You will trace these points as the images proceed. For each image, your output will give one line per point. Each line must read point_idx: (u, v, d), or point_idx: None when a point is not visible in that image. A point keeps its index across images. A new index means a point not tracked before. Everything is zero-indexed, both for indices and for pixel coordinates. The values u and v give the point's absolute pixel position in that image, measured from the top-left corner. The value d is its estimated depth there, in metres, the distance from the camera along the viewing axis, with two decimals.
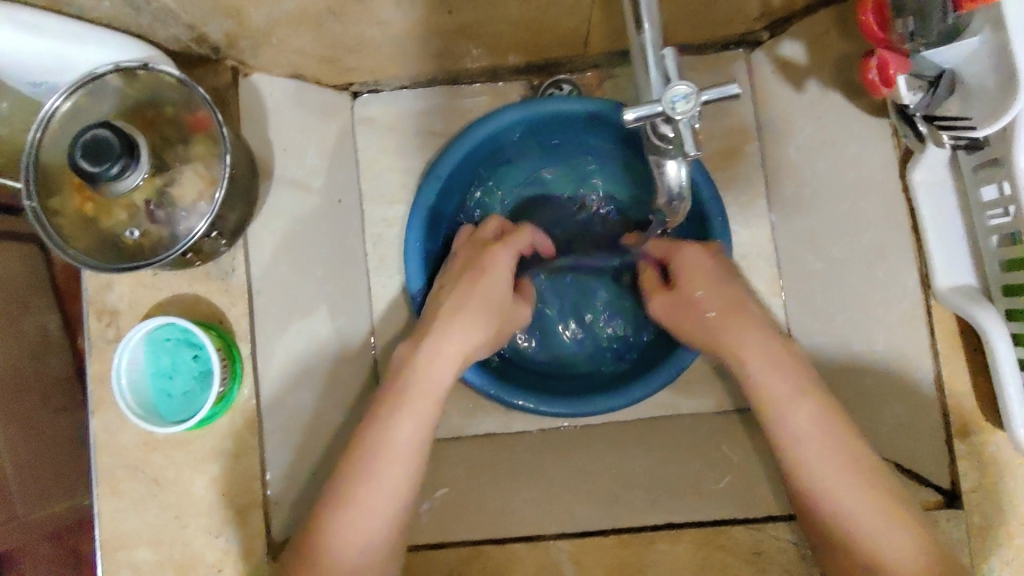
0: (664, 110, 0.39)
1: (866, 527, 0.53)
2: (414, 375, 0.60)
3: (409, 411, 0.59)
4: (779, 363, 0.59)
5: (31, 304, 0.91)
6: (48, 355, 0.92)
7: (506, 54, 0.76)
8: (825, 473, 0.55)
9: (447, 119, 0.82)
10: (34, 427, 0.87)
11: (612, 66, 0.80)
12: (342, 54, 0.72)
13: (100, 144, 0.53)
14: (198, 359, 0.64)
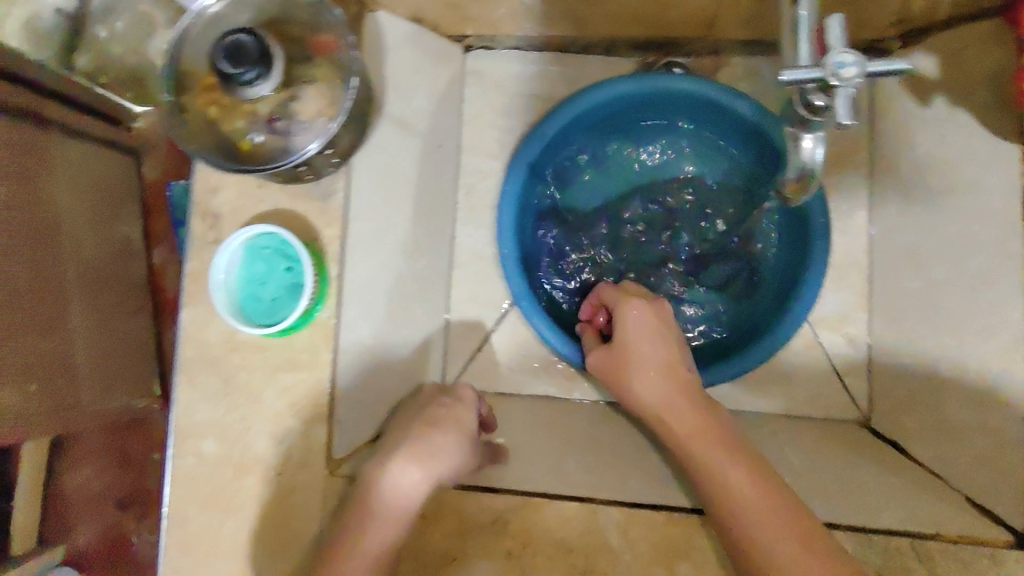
0: (827, 73, 0.39)
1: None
2: (388, 472, 0.62)
3: (390, 502, 0.61)
4: (717, 447, 0.58)
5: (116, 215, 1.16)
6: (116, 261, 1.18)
7: (631, 26, 0.75)
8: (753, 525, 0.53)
9: (556, 85, 0.82)
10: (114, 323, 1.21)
11: (732, 53, 0.79)
12: (468, 1, 0.72)
13: (239, 47, 0.55)
14: (291, 271, 0.66)
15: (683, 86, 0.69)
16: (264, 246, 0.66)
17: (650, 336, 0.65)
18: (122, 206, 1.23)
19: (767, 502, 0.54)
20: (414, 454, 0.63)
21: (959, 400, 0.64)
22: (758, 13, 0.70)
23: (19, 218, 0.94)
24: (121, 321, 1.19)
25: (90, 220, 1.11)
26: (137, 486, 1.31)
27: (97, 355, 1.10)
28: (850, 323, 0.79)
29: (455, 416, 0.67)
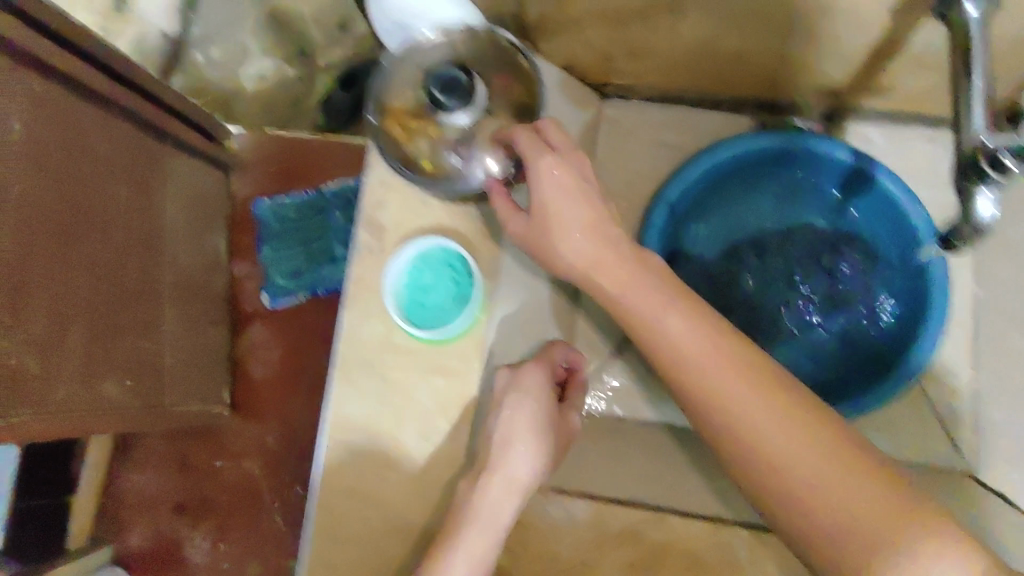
0: None
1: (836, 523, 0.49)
2: (485, 485, 0.65)
3: (489, 506, 0.64)
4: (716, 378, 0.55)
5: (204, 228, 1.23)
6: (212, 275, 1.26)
7: (764, 88, 0.82)
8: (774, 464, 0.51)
9: (683, 134, 0.90)
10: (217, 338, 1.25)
11: (845, 120, 0.87)
12: (620, 56, 0.79)
13: (450, 80, 0.63)
14: (457, 283, 0.72)
15: (812, 146, 0.75)
16: (436, 256, 0.72)
17: (566, 192, 0.61)
18: (213, 220, 1.28)
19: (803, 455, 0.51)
20: (509, 467, 0.65)
21: None
22: (888, 83, 0.77)
23: (132, 219, 1.01)
24: (208, 327, 1.23)
25: (186, 227, 1.17)
26: (193, 494, 1.28)
27: (185, 358, 1.15)
28: (956, 375, 0.83)
29: (531, 424, 0.67)
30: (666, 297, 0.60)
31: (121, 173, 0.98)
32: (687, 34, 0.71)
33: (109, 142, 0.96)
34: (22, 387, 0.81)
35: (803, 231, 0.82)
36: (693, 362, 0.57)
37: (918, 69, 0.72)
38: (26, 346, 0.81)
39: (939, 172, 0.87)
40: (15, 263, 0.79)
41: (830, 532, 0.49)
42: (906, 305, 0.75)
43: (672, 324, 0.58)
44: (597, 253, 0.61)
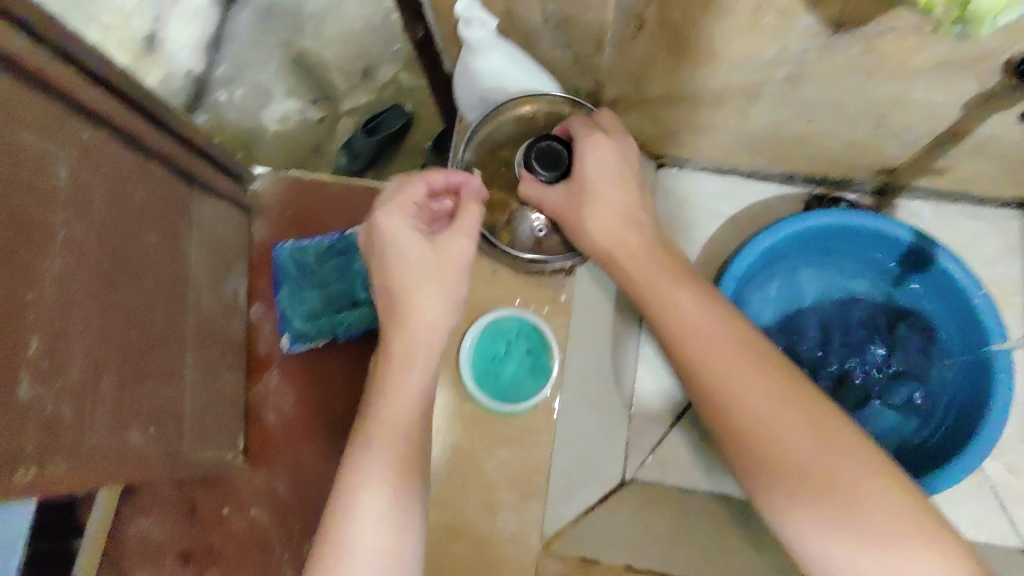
0: None
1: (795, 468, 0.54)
2: (393, 360, 0.60)
3: (398, 382, 0.59)
4: (716, 333, 0.59)
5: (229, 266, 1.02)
6: (230, 317, 1.01)
7: (819, 164, 0.85)
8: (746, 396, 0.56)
9: (736, 205, 0.92)
10: (212, 384, 0.93)
11: (893, 195, 0.89)
12: (687, 132, 0.81)
13: (550, 151, 0.67)
14: (531, 354, 0.73)
15: (880, 226, 0.77)
16: (509, 326, 0.73)
17: (608, 173, 0.65)
18: (230, 259, 1.02)
19: (765, 398, 0.56)
20: (409, 323, 0.60)
21: None
22: (944, 165, 0.80)
23: (159, 266, 0.82)
24: (233, 369, 0.99)
25: (210, 268, 0.95)
26: (201, 544, 0.95)
27: (205, 407, 0.91)
28: (1011, 451, 0.82)
29: (416, 272, 0.60)
30: (680, 283, 0.62)
31: (154, 219, 0.81)
32: (757, 114, 0.74)
33: (145, 185, 0.79)
34: (57, 437, 0.64)
35: (860, 306, 0.84)
36: (693, 329, 0.60)
37: (975, 155, 0.76)
38: (63, 392, 0.64)
39: (992, 252, 0.88)
40: (53, 307, 0.63)
41: (776, 462, 0.54)
42: (967, 386, 0.77)
43: (690, 311, 0.61)
44: (620, 228, 0.64)
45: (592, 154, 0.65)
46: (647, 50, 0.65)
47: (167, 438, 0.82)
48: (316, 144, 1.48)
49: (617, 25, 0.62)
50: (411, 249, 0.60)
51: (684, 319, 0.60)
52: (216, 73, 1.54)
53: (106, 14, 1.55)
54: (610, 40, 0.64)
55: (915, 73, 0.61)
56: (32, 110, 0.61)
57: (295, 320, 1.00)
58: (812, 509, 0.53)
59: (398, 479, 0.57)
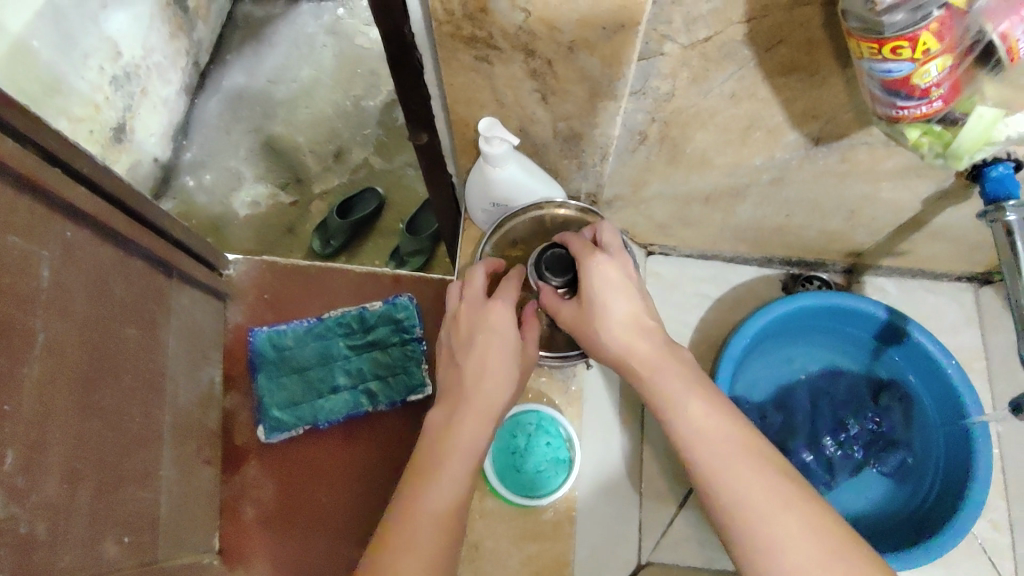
0: None
1: (729, 480, 0.54)
2: (460, 422, 0.64)
3: (453, 445, 0.63)
4: (664, 357, 0.62)
5: (207, 356, 1.02)
6: (208, 409, 1.00)
7: (791, 249, 0.93)
8: (678, 404, 0.59)
9: (721, 288, 0.97)
10: (189, 477, 0.93)
11: (862, 273, 0.97)
12: (677, 224, 0.88)
13: (557, 261, 0.70)
14: (551, 446, 0.77)
15: (856, 304, 0.84)
16: (526, 421, 0.78)
17: (614, 291, 0.64)
18: (207, 350, 1.02)
19: (694, 403, 0.59)
20: (485, 387, 0.66)
21: None
22: (905, 248, 0.89)
23: (134, 365, 0.81)
24: (205, 466, 0.97)
25: (189, 359, 0.96)
26: None
27: (184, 502, 0.90)
28: (993, 509, 0.87)
29: (504, 356, 0.67)
30: (687, 375, 0.61)
31: (134, 314, 0.82)
32: (737, 209, 0.82)
33: (125, 283, 0.81)
34: (31, 557, 0.63)
35: (848, 380, 0.90)
36: (637, 353, 0.63)
37: (931, 240, 0.85)
38: (38, 509, 0.64)
39: (953, 322, 0.96)
40: (30, 419, 0.64)
41: (717, 478, 0.55)
42: (946, 454, 0.82)
43: (675, 380, 0.60)
44: (639, 342, 0.63)
45: (594, 270, 0.65)
46: (648, 158, 0.73)
47: (144, 542, 0.81)
48: (289, 225, 1.49)
49: (620, 139, 0.70)
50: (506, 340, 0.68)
51: (647, 359, 0.62)
52: (184, 158, 1.55)
53: (77, 105, 1.21)
54: (613, 150, 0.72)
55: (879, 177, 0.70)
56: (21, 215, 0.65)
57: (273, 409, 1.02)
58: (748, 523, 0.52)
59: (431, 545, 0.57)
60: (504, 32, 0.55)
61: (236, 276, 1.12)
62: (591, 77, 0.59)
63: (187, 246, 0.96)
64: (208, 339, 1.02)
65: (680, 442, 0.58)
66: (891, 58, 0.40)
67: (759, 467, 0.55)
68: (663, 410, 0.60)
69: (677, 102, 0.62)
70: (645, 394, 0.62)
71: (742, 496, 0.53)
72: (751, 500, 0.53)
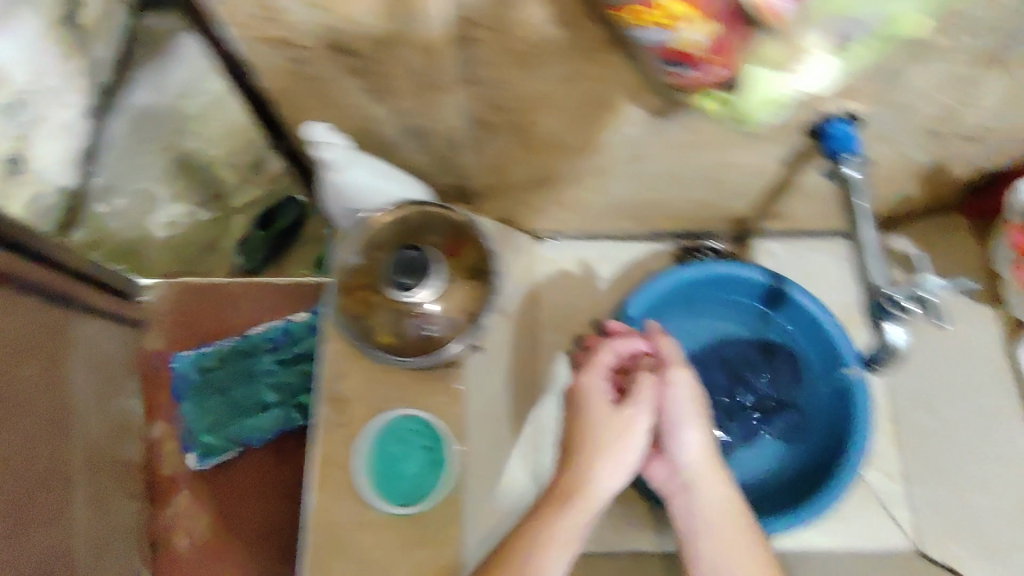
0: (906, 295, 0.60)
1: (722, 541, 0.66)
2: None
3: None
4: (699, 431, 0.69)
5: (118, 383, 0.94)
6: (125, 438, 0.94)
7: (676, 220, 0.93)
8: (700, 470, 0.68)
9: (612, 267, 0.98)
10: (108, 511, 0.88)
11: (750, 238, 0.98)
12: (555, 207, 0.88)
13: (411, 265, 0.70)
14: (430, 451, 0.73)
15: (737, 271, 0.85)
16: (406, 427, 0.74)
17: (695, 405, 0.69)
18: (121, 379, 0.95)
19: (711, 473, 0.68)
20: (612, 477, 0.65)
21: (995, 524, 0.80)
22: (783, 210, 0.90)
23: (40, 398, 0.75)
24: (129, 501, 0.93)
25: (99, 393, 0.89)
26: None
27: (101, 543, 0.85)
28: (886, 460, 0.87)
29: (607, 444, 0.66)
30: (710, 447, 0.70)
31: (33, 351, 0.74)
32: (604, 187, 0.82)
33: (19, 320, 0.72)
34: None
35: (740, 344, 0.90)
36: (677, 418, 0.69)
37: (804, 201, 0.87)
38: None
39: (838, 276, 0.97)
40: None
41: (717, 538, 0.66)
42: (834, 408, 0.85)
43: (700, 456, 0.69)
44: (704, 428, 0.69)
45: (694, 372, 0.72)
46: (505, 146, 0.72)
47: None
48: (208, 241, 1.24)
49: (470, 129, 0.68)
50: (602, 418, 0.67)
51: (691, 433, 0.69)
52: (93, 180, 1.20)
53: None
54: (468, 141, 0.71)
55: (733, 143, 0.71)
56: None
57: (203, 434, 0.97)
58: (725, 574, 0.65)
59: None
60: (313, 32, 0.53)
61: (152, 303, 1.03)
62: (417, 71, 0.58)
63: (89, 276, 0.88)
64: (119, 366, 0.94)
65: (693, 494, 0.68)
66: (645, 27, 0.39)
67: (748, 533, 0.66)
68: (688, 468, 0.69)
69: (515, 90, 0.61)
70: (671, 450, 0.70)
71: (725, 554, 0.65)
72: (741, 560, 0.65)
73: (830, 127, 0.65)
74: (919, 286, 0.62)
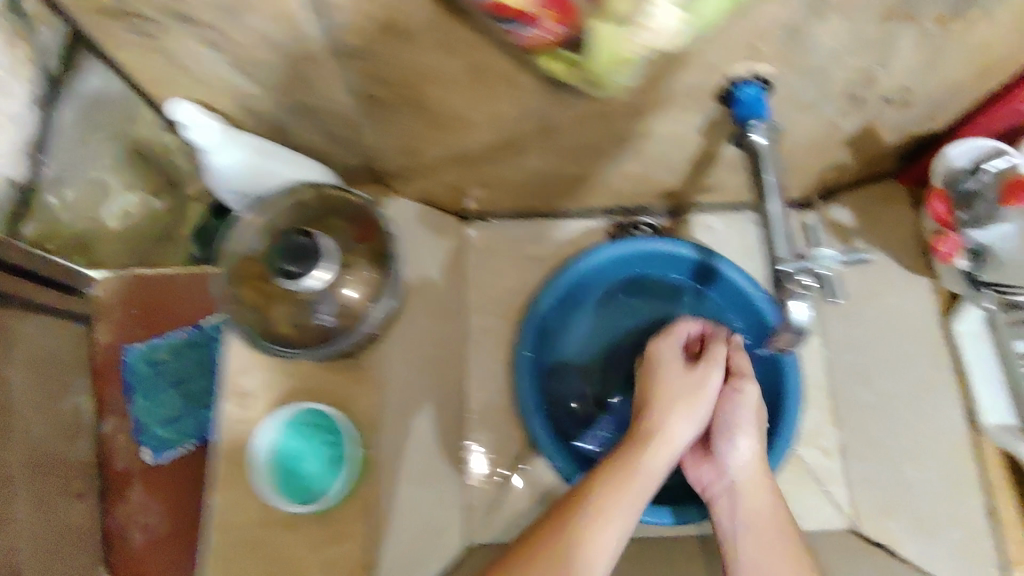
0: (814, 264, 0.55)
1: (761, 550, 0.64)
2: None
3: None
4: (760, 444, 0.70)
5: (65, 377, 0.83)
6: (76, 437, 0.84)
7: (607, 197, 0.89)
8: (750, 476, 0.68)
9: (543, 247, 0.94)
10: (52, 516, 0.75)
11: (688, 214, 0.94)
12: (475, 186, 0.83)
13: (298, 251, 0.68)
14: (331, 445, 0.70)
15: (664, 246, 0.82)
16: (304, 421, 0.70)
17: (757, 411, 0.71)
18: (71, 374, 0.85)
19: (759, 481, 0.68)
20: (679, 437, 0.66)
21: (929, 501, 0.76)
22: (715, 182, 0.86)
23: None
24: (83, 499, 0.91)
25: (40, 389, 0.76)
26: None
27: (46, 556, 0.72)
28: (825, 436, 0.88)
29: (689, 405, 0.68)
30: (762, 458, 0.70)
31: None
32: (522, 164, 0.78)
33: None
34: None
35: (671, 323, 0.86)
36: (731, 423, 0.70)
37: (733, 170, 0.83)
38: None
39: None
40: None
41: (753, 547, 0.64)
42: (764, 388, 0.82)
43: (749, 459, 0.69)
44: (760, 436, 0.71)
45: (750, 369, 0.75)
46: (402, 124, 0.67)
47: None
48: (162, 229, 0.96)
49: (357, 107, 0.63)
50: (672, 376, 0.70)
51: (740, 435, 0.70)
52: None
53: None
54: (360, 120, 0.66)
55: (645, 112, 0.67)
56: None
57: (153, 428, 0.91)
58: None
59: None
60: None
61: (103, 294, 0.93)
62: (277, 39, 0.53)
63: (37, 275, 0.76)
64: (63, 360, 0.83)
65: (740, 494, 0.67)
66: None
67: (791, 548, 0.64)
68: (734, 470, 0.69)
69: (392, 61, 0.56)
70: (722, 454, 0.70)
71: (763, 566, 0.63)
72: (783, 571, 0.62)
73: (739, 93, 0.60)
74: (813, 259, 0.57)
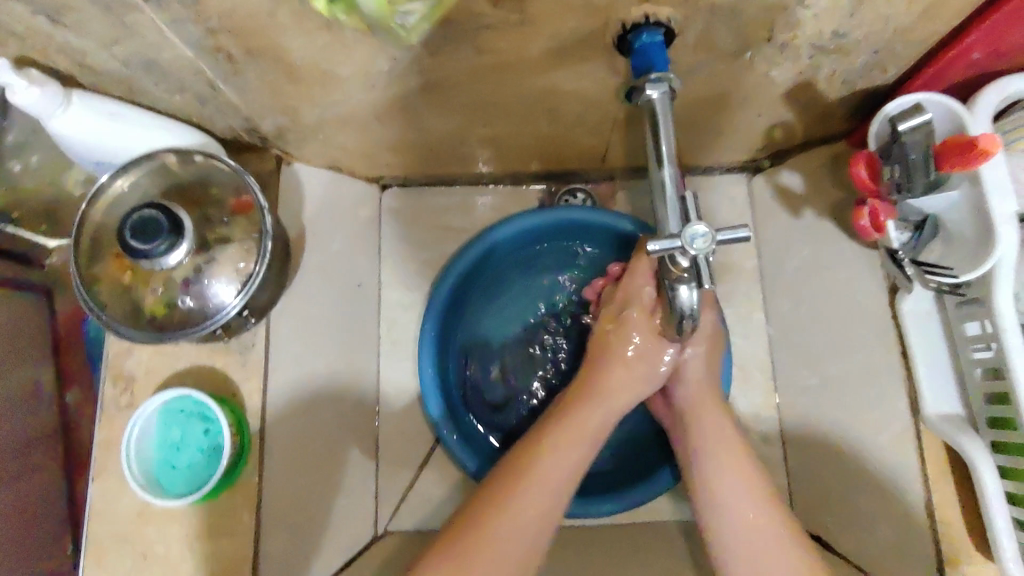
0: (683, 244, 0.46)
1: (731, 486, 0.63)
2: None
3: None
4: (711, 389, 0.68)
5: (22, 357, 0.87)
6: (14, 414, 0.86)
7: (533, 161, 0.82)
8: (708, 414, 0.67)
9: (468, 216, 0.87)
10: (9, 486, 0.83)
11: (627, 178, 0.86)
12: (381, 149, 0.76)
13: (146, 222, 0.58)
14: (208, 433, 0.67)
15: (603, 219, 0.76)
16: (177, 407, 0.67)
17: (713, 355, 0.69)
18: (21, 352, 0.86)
19: (718, 418, 0.67)
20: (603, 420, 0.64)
21: (862, 493, 0.70)
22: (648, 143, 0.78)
23: None
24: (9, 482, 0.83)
25: None
26: None
27: None
28: (761, 421, 0.80)
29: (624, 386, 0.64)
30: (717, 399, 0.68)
31: None
32: (424, 124, 0.70)
33: None
34: None
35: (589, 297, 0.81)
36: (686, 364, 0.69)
37: None
38: None
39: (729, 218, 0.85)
40: None
41: (716, 482, 0.64)
42: None
43: (700, 401, 0.68)
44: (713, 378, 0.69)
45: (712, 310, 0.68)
46: (269, 82, 0.60)
47: None
48: None
49: (206, 61, 0.56)
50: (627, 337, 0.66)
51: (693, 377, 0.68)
52: None
53: None
54: (217, 76, 0.58)
55: (542, 64, 0.59)
56: None
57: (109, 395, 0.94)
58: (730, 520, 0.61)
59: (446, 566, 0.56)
60: None
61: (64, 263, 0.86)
62: None
63: None
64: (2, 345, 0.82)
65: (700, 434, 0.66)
66: None
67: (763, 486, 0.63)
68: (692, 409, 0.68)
69: (220, 10, 0.48)
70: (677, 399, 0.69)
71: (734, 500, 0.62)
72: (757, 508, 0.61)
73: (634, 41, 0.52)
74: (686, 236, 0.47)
